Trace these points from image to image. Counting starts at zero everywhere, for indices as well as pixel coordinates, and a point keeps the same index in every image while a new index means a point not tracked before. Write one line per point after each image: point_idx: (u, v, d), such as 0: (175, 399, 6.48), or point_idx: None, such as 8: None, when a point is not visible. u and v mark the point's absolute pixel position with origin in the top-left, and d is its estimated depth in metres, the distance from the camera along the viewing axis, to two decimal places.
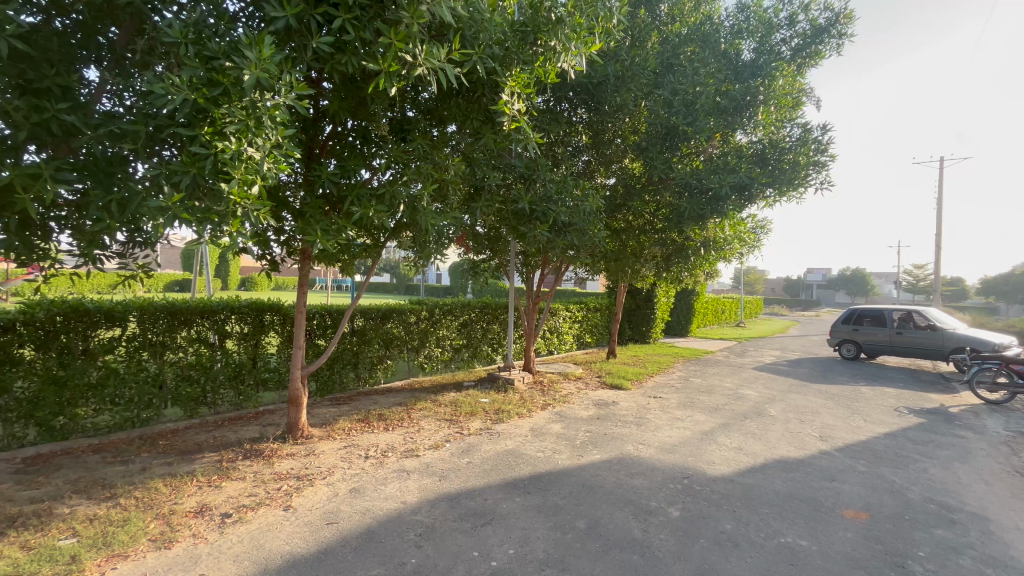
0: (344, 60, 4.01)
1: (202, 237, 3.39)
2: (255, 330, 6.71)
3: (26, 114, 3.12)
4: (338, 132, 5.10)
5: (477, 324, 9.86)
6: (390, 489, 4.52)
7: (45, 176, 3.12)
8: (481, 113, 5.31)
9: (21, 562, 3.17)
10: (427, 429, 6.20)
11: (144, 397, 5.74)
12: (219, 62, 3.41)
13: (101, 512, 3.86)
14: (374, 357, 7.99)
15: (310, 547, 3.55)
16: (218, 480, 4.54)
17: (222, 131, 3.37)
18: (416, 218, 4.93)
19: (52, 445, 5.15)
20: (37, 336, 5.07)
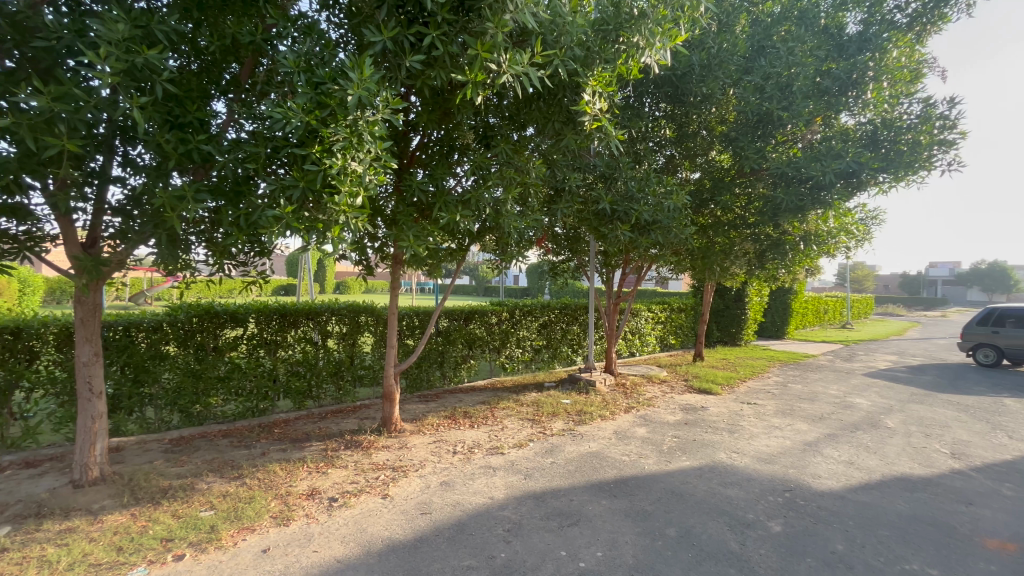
0: (434, 74, 4.25)
1: (311, 244, 3.76)
2: (353, 330, 7.26)
3: (175, 144, 3.66)
4: (426, 143, 5.38)
5: (557, 324, 9.87)
6: (478, 484, 4.68)
7: (188, 198, 3.64)
8: (563, 113, 5.30)
9: (174, 527, 3.72)
10: (511, 428, 6.33)
11: (261, 389, 6.44)
12: (327, 86, 3.76)
13: (232, 489, 4.40)
14: (458, 357, 8.30)
15: (407, 534, 3.78)
16: (324, 466, 4.97)
17: (330, 149, 3.71)
18: (499, 222, 5.11)
19: (191, 429, 5.94)
20: (178, 334, 5.87)
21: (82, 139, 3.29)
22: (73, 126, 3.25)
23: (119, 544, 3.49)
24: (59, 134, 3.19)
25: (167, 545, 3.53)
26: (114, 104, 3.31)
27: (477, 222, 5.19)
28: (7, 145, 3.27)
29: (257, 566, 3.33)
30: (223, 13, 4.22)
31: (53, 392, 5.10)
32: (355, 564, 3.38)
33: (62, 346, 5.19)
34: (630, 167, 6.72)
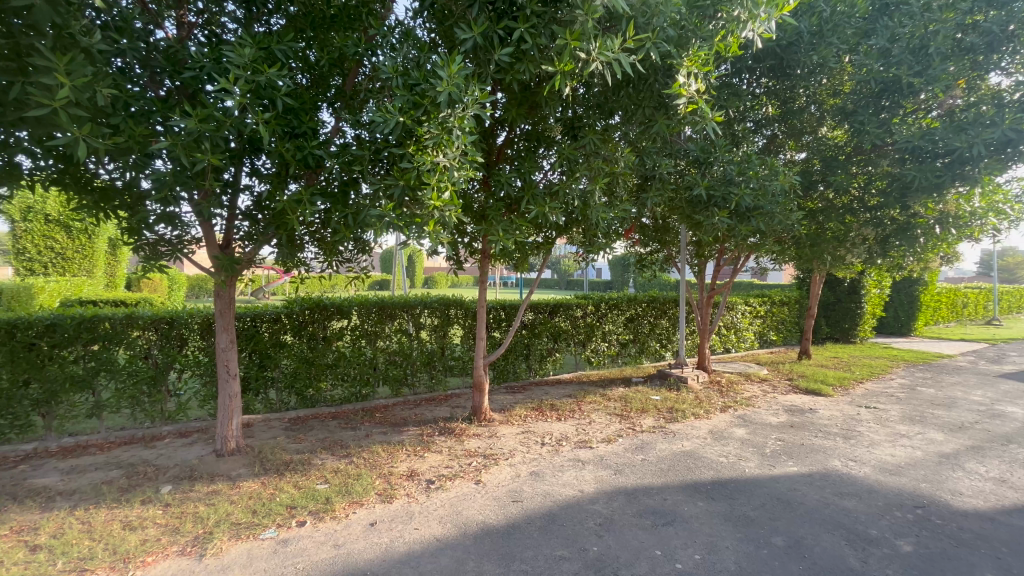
0: (522, 68, 4.28)
1: (409, 239, 4.00)
2: (443, 322, 7.59)
3: (292, 153, 4.06)
4: (512, 138, 5.46)
5: (645, 318, 9.53)
6: (568, 477, 4.69)
7: (304, 201, 4.04)
8: (654, 98, 5.09)
9: (297, 497, 4.17)
10: (599, 422, 6.25)
11: (364, 376, 6.97)
12: (421, 86, 3.97)
13: (342, 466, 4.82)
14: (544, 350, 8.35)
15: (500, 519, 3.90)
16: (421, 450, 5.27)
17: (425, 146, 3.91)
18: (587, 213, 5.08)
19: (306, 410, 6.59)
20: (294, 324, 6.52)
21: (220, 153, 3.78)
22: (213, 143, 3.73)
23: (254, 507, 3.99)
24: (202, 150, 3.68)
25: (291, 511, 3.97)
26: (243, 120, 3.75)
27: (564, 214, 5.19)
28: (164, 162, 3.81)
29: (367, 538, 3.63)
30: (328, 30, 4.62)
31: (198, 373, 5.92)
32: (454, 544, 3.55)
33: (204, 335, 6.00)
34: (727, 150, 6.30)
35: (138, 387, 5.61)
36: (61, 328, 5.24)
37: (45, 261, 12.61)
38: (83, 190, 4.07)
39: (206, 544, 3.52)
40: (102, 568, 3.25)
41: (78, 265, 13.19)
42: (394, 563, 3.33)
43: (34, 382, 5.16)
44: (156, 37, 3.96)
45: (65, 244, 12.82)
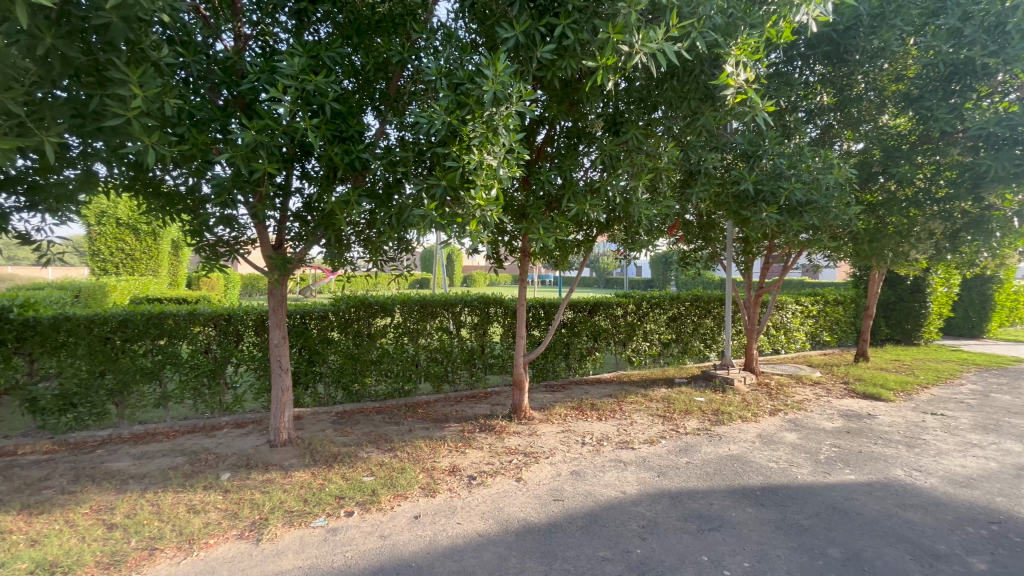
0: (564, 64, 4.27)
1: (451, 238, 4.05)
2: (483, 320, 7.67)
3: (341, 156, 4.21)
4: (552, 136, 5.45)
5: (689, 317, 9.27)
6: (609, 477, 4.64)
7: (351, 203, 4.18)
8: (700, 89, 4.93)
9: (344, 488, 4.32)
10: (641, 423, 6.14)
11: (406, 372, 7.14)
12: (465, 86, 4.03)
13: (387, 460, 4.96)
14: (583, 349, 8.28)
15: (542, 517, 3.90)
16: (462, 446, 5.35)
17: (468, 146, 3.96)
18: (630, 210, 5.01)
19: (352, 405, 6.81)
20: (340, 321, 6.74)
21: (274, 159, 3.96)
22: (267, 149, 3.91)
23: (305, 496, 4.17)
24: (258, 157, 3.88)
25: (340, 501, 4.12)
26: (296, 126, 3.92)
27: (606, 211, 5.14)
28: (223, 168, 4.03)
29: (411, 530, 3.72)
30: (373, 36, 4.76)
31: (253, 367, 6.24)
32: (496, 540, 3.59)
33: (258, 331, 6.31)
34: (778, 142, 6.04)
35: (199, 379, 5.97)
36: (132, 324, 5.65)
37: (117, 261, 13.61)
38: (151, 196, 4.36)
39: (262, 529, 3.71)
40: (170, 547, 3.49)
41: (145, 264, 14.16)
42: (437, 556, 3.40)
43: (108, 373, 5.59)
44: (215, 50, 4.20)
45: (134, 245, 13.78)
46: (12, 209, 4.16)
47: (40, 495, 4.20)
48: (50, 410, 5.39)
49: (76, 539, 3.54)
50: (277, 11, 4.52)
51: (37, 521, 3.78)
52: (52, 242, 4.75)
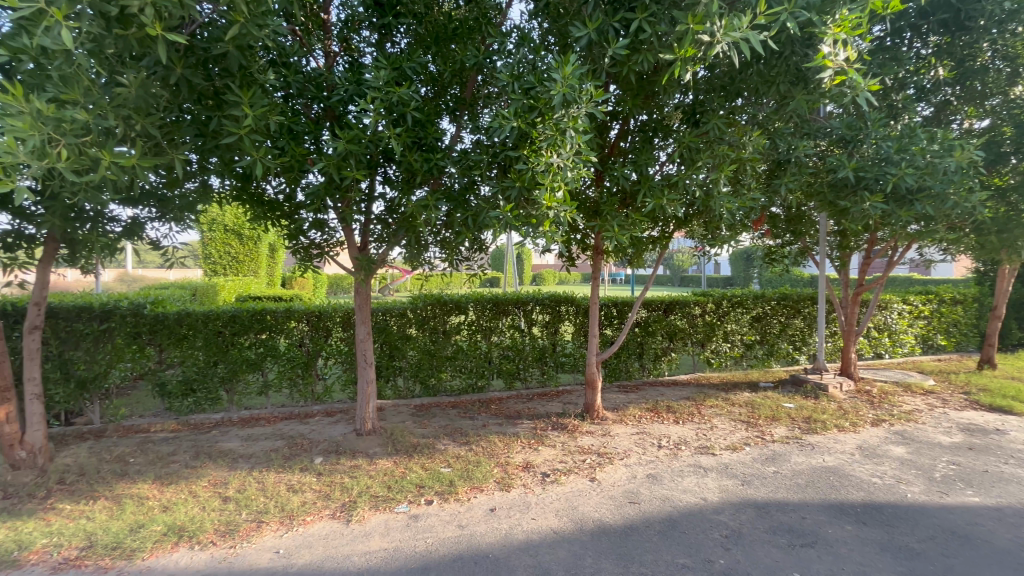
0: (640, 59, 4.17)
1: (525, 238, 4.11)
2: (554, 319, 7.68)
3: (420, 163, 4.42)
4: (625, 131, 5.34)
5: (775, 318, 8.64)
6: (688, 483, 4.46)
7: (429, 206, 4.38)
8: (792, 72, 4.62)
9: (424, 477, 4.53)
10: (721, 428, 5.84)
11: (480, 368, 7.33)
12: (537, 88, 4.06)
13: (463, 453, 5.13)
14: (658, 349, 8.02)
15: (617, 519, 3.84)
16: (535, 443, 5.40)
17: (540, 148, 4.00)
18: (709, 204, 4.79)
19: (429, 398, 7.10)
20: (418, 318, 7.05)
21: (360, 168, 4.24)
22: (354, 158, 4.19)
23: (389, 483, 4.43)
24: (346, 165, 4.16)
25: (420, 490, 4.32)
26: (379, 135, 4.16)
27: (684, 206, 4.96)
28: (315, 178, 4.36)
29: (488, 522, 3.82)
30: (450, 43, 4.94)
31: (340, 361, 6.72)
32: (570, 538, 3.59)
33: (345, 327, 6.77)
34: (882, 124, 5.49)
35: (295, 370, 6.53)
36: (239, 319, 6.31)
37: (224, 263, 15.19)
38: (256, 204, 4.82)
39: (351, 511, 3.99)
40: (273, 522, 3.85)
41: (247, 265, 15.69)
42: (513, 549, 3.47)
43: (221, 363, 6.27)
44: (307, 68, 4.55)
45: (238, 249, 15.34)
46: (147, 219, 4.81)
47: (169, 467, 4.81)
48: (175, 394, 6.15)
49: (198, 508, 4.02)
50: (361, 27, 4.81)
51: (167, 490, 4.34)
52: (175, 246, 5.43)
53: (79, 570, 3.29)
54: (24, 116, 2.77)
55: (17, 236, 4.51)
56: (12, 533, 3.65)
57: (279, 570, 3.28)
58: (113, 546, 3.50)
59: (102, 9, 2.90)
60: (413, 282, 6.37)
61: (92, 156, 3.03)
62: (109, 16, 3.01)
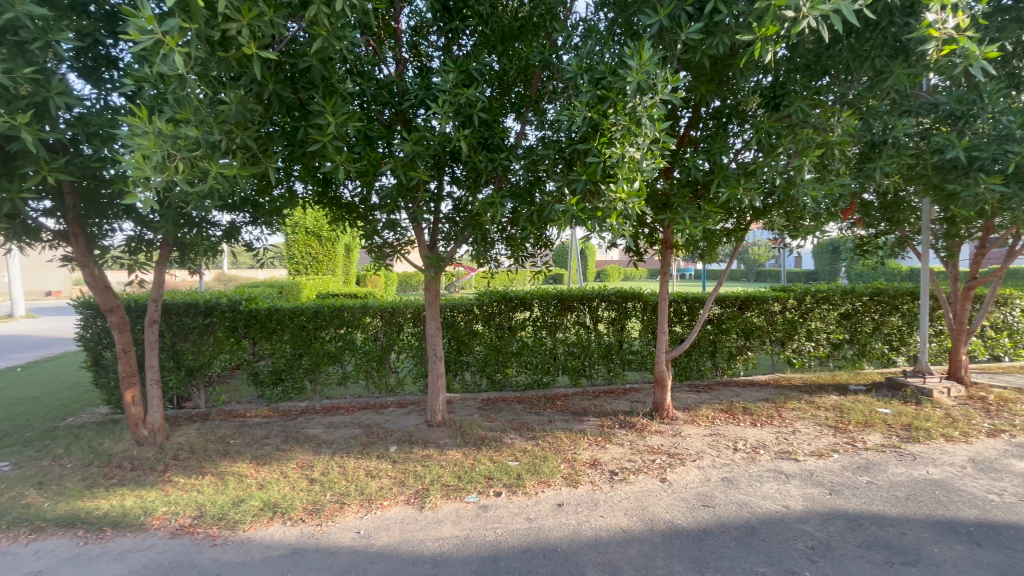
0: (716, 42, 3.98)
1: (590, 232, 4.05)
2: (621, 316, 7.53)
3: (487, 161, 4.51)
4: (695, 119, 5.13)
5: (868, 315, 7.89)
6: (768, 489, 4.21)
7: (496, 203, 4.46)
8: (889, 44, 4.38)
9: (492, 469, 4.64)
10: (805, 433, 5.44)
11: (545, 364, 7.35)
12: (608, 79, 4.00)
13: (530, 447, 5.18)
14: (733, 347, 7.61)
15: (690, 522, 3.72)
16: (603, 441, 5.34)
17: (611, 139, 3.93)
18: (792, 192, 4.48)
19: (495, 393, 7.22)
20: (484, 314, 7.19)
21: (431, 168, 4.39)
22: (425, 159, 4.35)
23: (459, 473, 4.57)
24: (418, 165, 4.33)
25: (489, 481, 4.43)
26: (449, 134, 4.28)
27: (762, 195, 4.68)
28: (390, 180, 4.55)
29: (556, 517, 3.84)
30: (515, 41, 5.01)
31: (412, 355, 7.02)
32: (640, 538, 3.53)
33: (415, 322, 7.06)
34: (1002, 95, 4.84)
35: (371, 363, 6.91)
36: (321, 314, 6.77)
37: (306, 262, 16.36)
38: (335, 206, 5.14)
39: (425, 498, 4.17)
40: (354, 504, 4.12)
41: (326, 265, 16.78)
42: (582, 545, 3.46)
43: (305, 355, 6.77)
44: (380, 76, 4.78)
45: (319, 249, 16.45)
46: (242, 224, 5.32)
47: (263, 449, 5.28)
48: (267, 382, 6.72)
49: (289, 487, 4.38)
50: (429, 32, 4.97)
51: (263, 469, 4.77)
52: (266, 248, 5.91)
53: (192, 536, 3.71)
54: (149, 136, 3.15)
55: (138, 241, 5.13)
56: (139, 500, 4.19)
57: (360, 549, 3.51)
58: (220, 517, 3.91)
59: (208, 35, 3.23)
60: (478, 278, 6.48)
61: (202, 168, 3.39)
62: (214, 41, 3.36)
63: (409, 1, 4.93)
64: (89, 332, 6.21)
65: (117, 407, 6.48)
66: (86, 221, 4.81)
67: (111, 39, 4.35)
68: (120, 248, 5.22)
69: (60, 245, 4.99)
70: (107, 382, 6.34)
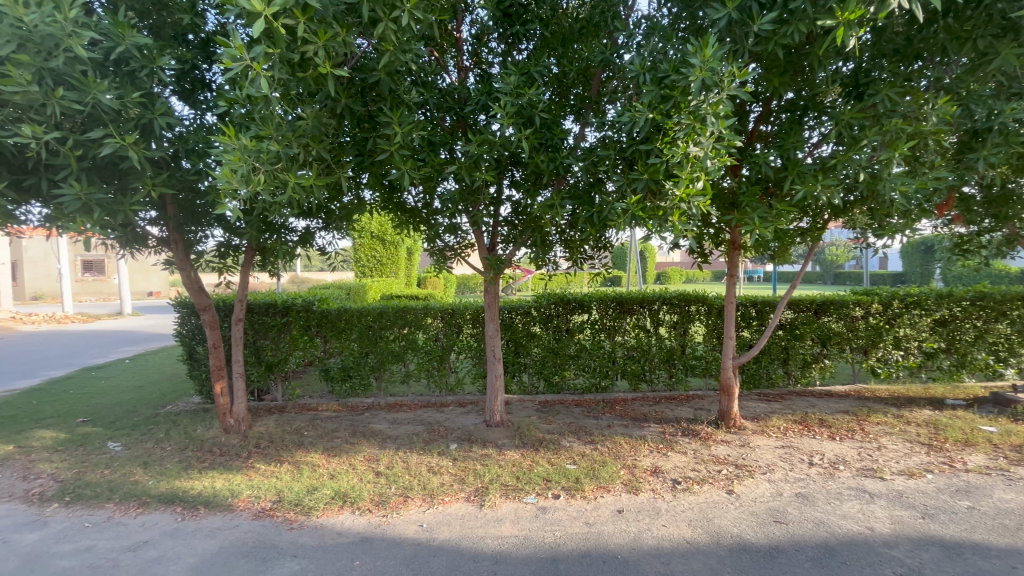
0: (790, 31, 3.76)
1: (652, 233, 3.94)
2: (683, 319, 7.28)
3: (546, 163, 4.52)
4: (766, 113, 4.87)
5: (969, 322, 7.10)
6: (849, 508, 3.91)
7: (555, 205, 4.46)
8: (995, 22, 3.98)
9: (551, 472, 4.64)
10: (893, 450, 4.99)
11: (603, 368, 7.23)
12: (671, 78, 3.89)
13: (588, 451, 5.13)
14: (808, 355, 7.12)
15: (760, 538, 3.53)
16: (665, 449, 5.17)
17: (675, 138, 3.82)
18: (876, 188, 4.15)
19: (552, 395, 7.20)
20: (542, 316, 7.20)
21: (492, 172, 4.47)
22: (486, 163, 4.42)
23: (518, 474, 4.61)
24: (478, 170, 4.41)
25: (547, 483, 4.43)
26: (509, 138, 4.34)
27: (842, 191, 4.37)
28: (452, 185, 4.69)
29: (615, 523, 3.78)
30: (574, 44, 5.02)
31: (471, 355, 7.17)
32: (705, 551, 3.40)
33: (474, 324, 7.21)
34: None
35: (432, 363, 7.14)
36: (386, 315, 7.08)
37: (371, 265, 17.16)
38: (400, 211, 5.36)
39: (484, 497, 4.25)
40: (417, 498, 4.27)
41: (389, 268, 17.51)
42: (643, 554, 3.39)
43: (371, 354, 7.10)
44: (442, 84, 4.92)
45: (382, 252, 17.19)
46: (316, 229, 5.69)
47: (334, 442, 5.60)
48: (336, 379, 7.11)
49: (357, 479, 4.62)
50: (489, 39, 5.08)
51: (333, 460, 5.06)
52: (336, 251, 6.28)
53: (273, 519, 4.01)
54: (236, 151, 3.44)
55: (227, 247, 5.62)
56: (227, 482, 4.58)
57: (423, 541, 3.63)
58: (296, 503, 4.20)
59: (289, 57, 3.48)
60: (536, 281, 6.50)
61: (282, 179, 3.66)
62: (294, 62, 3.61)
63: (471, 11, 5.05)
64: (185, 329, 6.87)
65: (207, 397, 7.12)
66: (183, 228, 5.33)
67: (206, 64, 4.82)
68: (212, 253, 5.74)
69: (162, 251, 5.56)
70: (200, 374, 6.99)
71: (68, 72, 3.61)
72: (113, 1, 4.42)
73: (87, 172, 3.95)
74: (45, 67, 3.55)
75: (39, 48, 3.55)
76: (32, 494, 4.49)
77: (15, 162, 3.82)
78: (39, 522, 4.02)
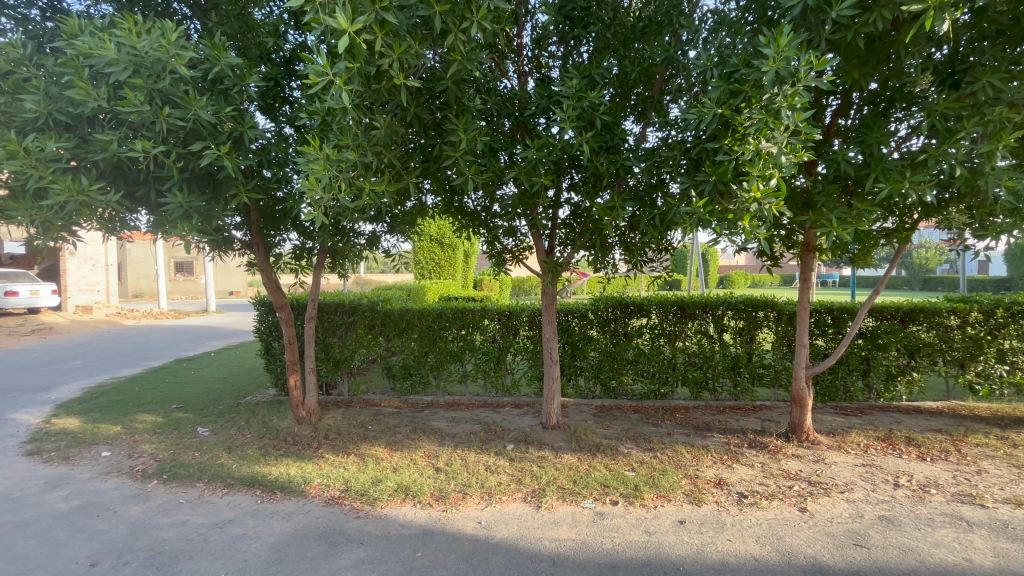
0: (874, 17, 3.52)
1: (719, 235, 3.82)
2: (750, 325, 6.93)
3: (607, 165, 4.49)
4: (843, 106, 4.62)
5: None
6: (942, 535, 3.56)
7: (615, 208, 4.42)
8: None
9: (609, 477, 4.57)
10: (996, 476, 4.48)
11: (663, 375, 7.00)
12: (740, 73, 3.75)
13: (647, 459, 5.01)
14: (892, 367, 6.54)
15: (838, 561, 3.30)
16: (729, 460, 4.95)
17: (743, 135, 3.64)
18: (976, 184, 3.79)
19: (609, 401, 7.07)
20: (599, 319, 7.11)
21: (551, 174, 4.47)
22: (546, 165, 4.44)
23: (575, 478, 4.59)
24: (539, 172, 4.42)
25: (605, 489, 4.37)
26: (570, 141, 4.34)
27: (934, 188, 4.02)
28: (513, 188, 4.75)
29: (676, 534, 3.67)
30: (636, 42, 4.96)
31: (527, 357, 7.23)
32: (776, 570, 3.23)
33: (530, 326, 7.24)
34: None
35: (488, 363, 7.25)
36: (444, 315, 7.28)
37: (430, 267, 17.64)
38: (460, 215, 5.48)
39: (541, 498, 4.26)
40: (475, 495, 4.36)
41: (448, 270, 17.95)
42: (707, 568, 3.27)
43: (431, 353, 7.33)
44: (503, 89, 5.02)
45: (441, 255, 17.62)
46: (381, 232, 5.97)
47: (396, 436, 5.84)
48: (398, 376, 7.39)
49: (417, 473, 4.79)
50: (549, 43, 5.13)
51: (396, 454, 5.30)
52: (400, 254, 6.55)
53: (341, 506, 4.24)
54: (317, 161, 3.68)
55: (302, 249, 5.99)
56: (300, 470, 4.90)
57: (480, 538, 3.70)
58: (362, 493, 4.42)
59: (366, 70, 3.70)
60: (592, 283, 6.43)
61: (359, 186, 3.90)
62: (369, 74, 3.83)
63: (532, 16, 5.11)
64: (263, 325, 7.43)
65: (282, 390, 7.63)
66: (264, 232, 5.75)
67: (286, 80, 5.20)
68: (289, 255, 6.15)
69: (245, 253, 6.04)
70: (275, 368, 7.52)
71: (174, 92, 4.02)
72: (209, 28, 4.90)
73: (188, 182, 4.36)
74: (154, 89, 3.97)
75: (150, 72, 3.98)
76: (136, 471, 5.03)
77: (128, 174, 4.30)
78: (143, 496, 4.50)
